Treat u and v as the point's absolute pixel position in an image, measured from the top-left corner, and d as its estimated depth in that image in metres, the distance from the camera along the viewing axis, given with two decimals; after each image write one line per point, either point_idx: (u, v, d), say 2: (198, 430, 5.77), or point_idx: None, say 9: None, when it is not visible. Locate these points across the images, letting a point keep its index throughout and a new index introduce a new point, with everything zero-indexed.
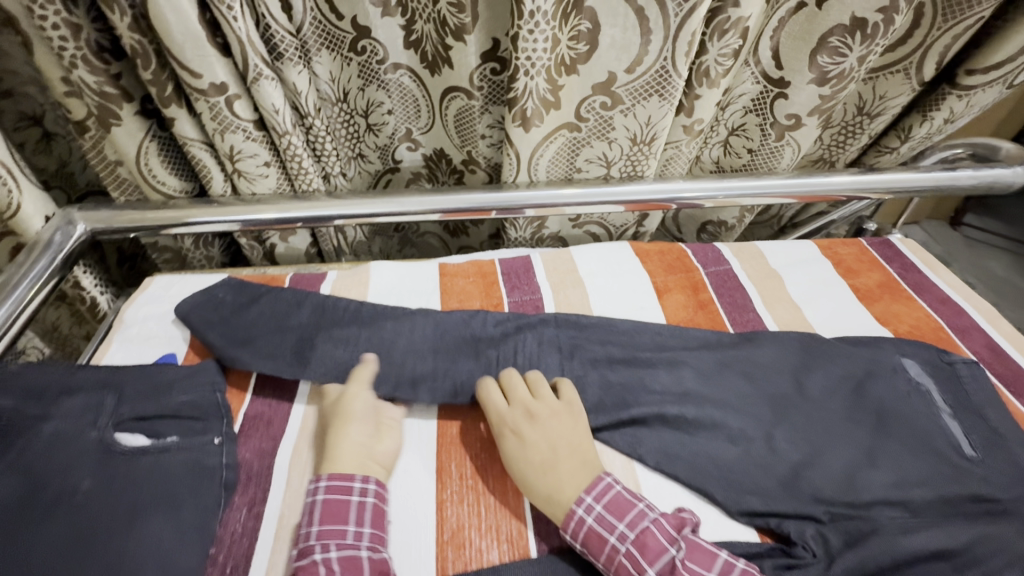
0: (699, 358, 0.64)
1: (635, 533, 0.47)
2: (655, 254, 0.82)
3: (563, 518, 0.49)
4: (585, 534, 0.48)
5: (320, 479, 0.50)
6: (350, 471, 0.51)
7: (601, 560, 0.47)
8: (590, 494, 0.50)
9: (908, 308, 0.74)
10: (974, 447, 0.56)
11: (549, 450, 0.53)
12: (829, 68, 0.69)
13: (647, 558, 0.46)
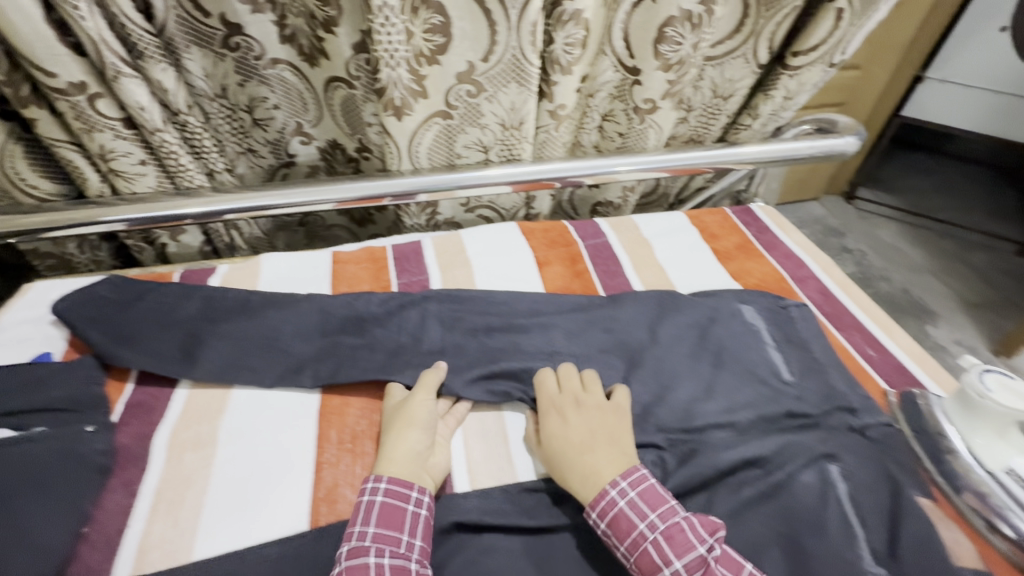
0: (568, 319, 0.71)
1: (666, 523, 0.48)
2: (539, 232, 0.88)
3: (592, 492, 0.51)
4: (614, 515, 0.49)
5: (380, 480, 0.51)
6: (408, 480, 0.52)
7: (625, 543, 0.48)
8: (624, 478, 0.51)
9: (758, 265, 0.84)
10: (791, 373, 0.65)
11: (592, 434, 0.56)
12: (668, 54, 0.78)
13: (675, 549, 0.46)
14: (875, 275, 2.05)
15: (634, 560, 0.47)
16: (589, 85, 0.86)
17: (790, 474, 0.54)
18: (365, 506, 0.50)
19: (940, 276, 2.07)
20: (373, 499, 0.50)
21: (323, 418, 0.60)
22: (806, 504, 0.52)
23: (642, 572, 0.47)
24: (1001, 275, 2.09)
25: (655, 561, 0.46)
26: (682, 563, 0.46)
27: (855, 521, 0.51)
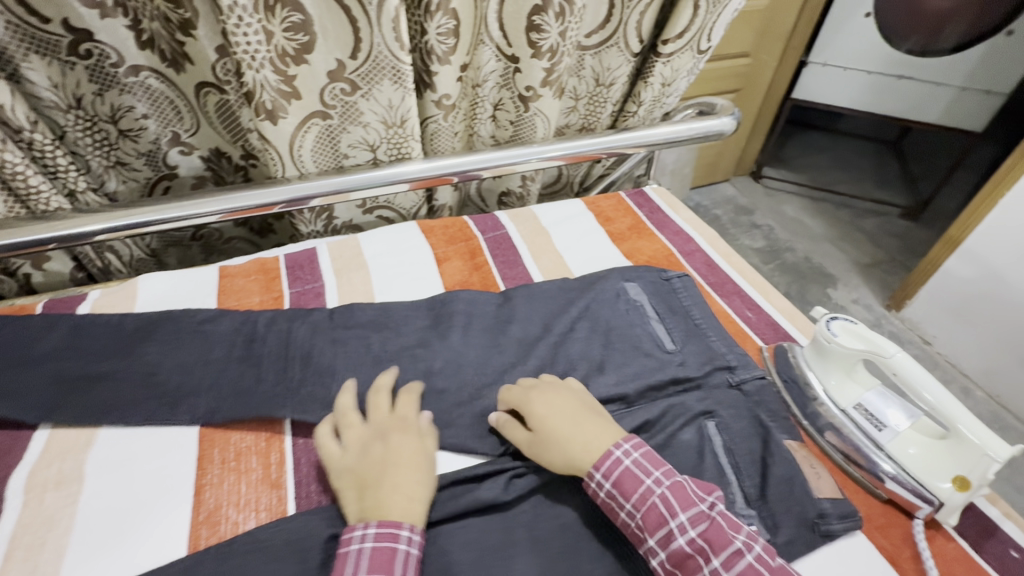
0: (465, 316, 0.72)
1: (670, 480, 0.51)
2: (439, 229, 0.88)
3: (599, 459, 0.53)
4: (620, 474, 0.51)
5: (369, 526, 0.48)
6: (397, 519, 0.49)
7: (632, 500, 0.50)
8: (627, 442, 0.54)
9: (649, 243, 0.89)
10: (675, 341, 0.69)
11: (576, 410, 0.57)
12: (539, 42, 0.80)
13: (680, 503, 0.49)
14: (782, 247, 2.21)
15: (641, 517, 0.49)
16: (473, 76, 0.87)
17: (671, 434, 0.58)
18: (404, 556, 0.47)
19: (838, 243, 2.25)
20: (410, 551, 0.48)
21: (205, 440, 0.58)
22: (685, 460, 0.56)
23: (647, 526, 0.49)
24: (889, 237, 2.29)
25: (661, 514, 0.49)
26: (686, 516, 0.48)
27: (728, 470, 0.55)
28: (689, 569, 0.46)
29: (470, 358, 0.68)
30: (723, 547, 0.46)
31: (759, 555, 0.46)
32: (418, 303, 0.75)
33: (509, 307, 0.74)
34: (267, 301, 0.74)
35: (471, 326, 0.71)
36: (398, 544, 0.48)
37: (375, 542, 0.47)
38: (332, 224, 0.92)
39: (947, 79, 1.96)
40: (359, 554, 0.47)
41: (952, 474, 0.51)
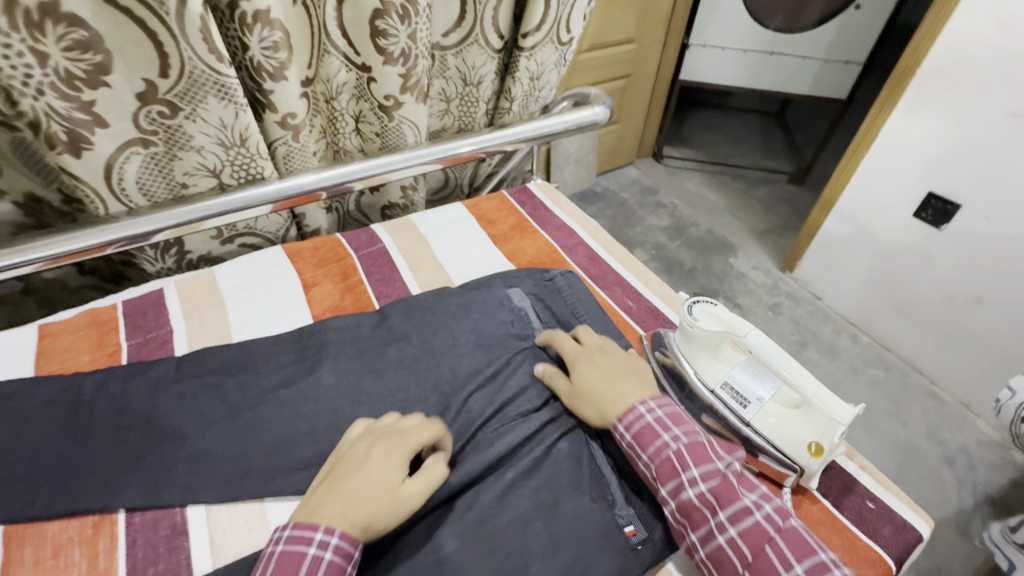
0: (338, 347, 0.67)
1: (689, 437, 0.53)
2: (307, 252, 0.82)
3: (623, 411, 0.55)
4: (641, 427, 0.54)
5: (285, 526, 0.46)
6: (316, 519, 0.46)
7: (648, 451, 0.52)
8: (655, 401, 0.56)
9: (532, 241, 0.87)
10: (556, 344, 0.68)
11: (618, 368, 0.60)
12: (388, 49, 0.75)
13: (694, 458, 0.51)
14: (687, 223, 2.31)
15: (656, 467, 0.52)
16: (325, 87, 0.81)
17: (551, 445, 0.57)
18: (312, 562, 0.44)
19: (736, 214, 2.38)
20: (322, 556, 0.44)
21: (15, 541, 0.49)
22: (566, 468, 0.55)
23: (662, 477, 0.51)
24: (780, 204, 2.46)
25: (674, 467, 0.51)
26: (700, 471, 0.50)
27: (609, 469, 0.56)
28: (695, 519, 0.49)
29: (342, 391, 0.62)
30: (731, 503, 0.49)
31: (765, 515, 0.48)
32: (283, 338, 0.68)
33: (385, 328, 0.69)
34: (99, 359, 0.64)
35: (344, 356, 0.66)
36: (306, 548, 0.44)
37: (285, 546, 0.44)
38: (184, 258, 0.82)
39: (811, 53, 2.11)
40: (268, 558, 0.44)
41: (808, 441, 0.53)
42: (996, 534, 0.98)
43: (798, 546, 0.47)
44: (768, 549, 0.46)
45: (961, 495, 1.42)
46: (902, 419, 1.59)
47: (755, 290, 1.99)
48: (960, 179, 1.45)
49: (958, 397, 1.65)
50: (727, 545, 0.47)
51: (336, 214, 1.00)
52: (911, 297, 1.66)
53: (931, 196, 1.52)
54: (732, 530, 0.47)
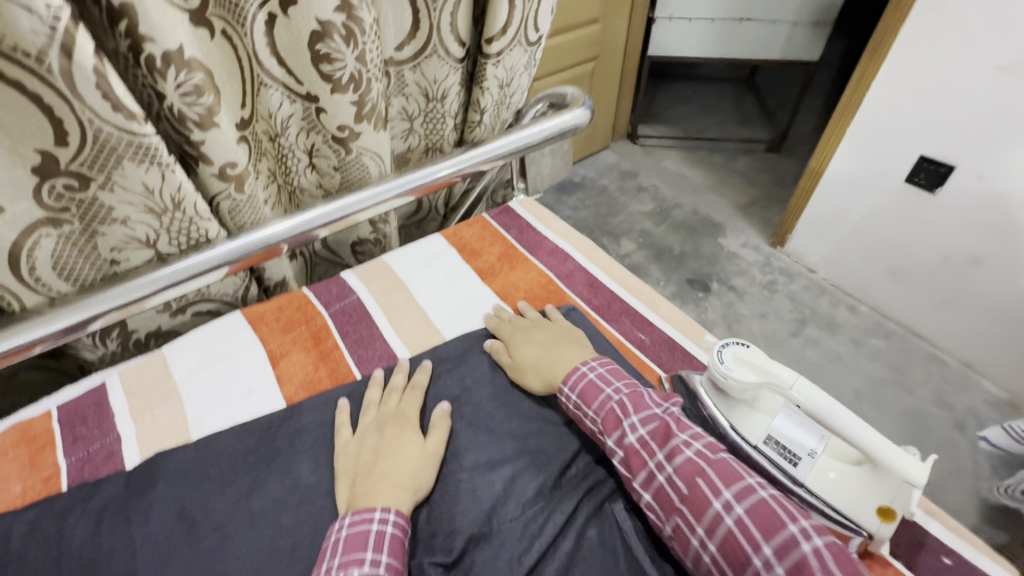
0: (319, 435, 0.58)
1: (629, 389, 0.55)
2: (272, 315, 0.72)
3: (567, 373, 0.58)
4: (584, 385, 0.56)
5: (343, 517, 0.49)
6: (369, 503, 0.49)
7: (594, 405, 0.54)
8: (595, 359, 0.59)
9: (522, 272, 0.78)
10: None
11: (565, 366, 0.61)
12: (334, 75, 0.65)
13: (633, 405, 0.52)
14: (671, 205, 2.23)
15: (601, 419, 0.53)
16: (268, 124, 0.70)
17: (580, 537, 0.50)
18: (378, 536, 0.47)
19: (719, 189, 2.32)
20: (385, 530, 0.47)
21: None
22: (598, 565, 0.48)
23: (607, 428, 0.53)
24: (762, 173, 2.40)
25: (617, 416, 0.52)
26: (639, 417, 0.51)
27: (647, 560, 0.49)
28: (636, 464, 0.49)
29: (328, 491, 0.54)
30: (666, 441, 0.49)
31: (699, 451, 0.48)
32: (250, 427, 0.59)
33: (370, 401, 0.60)
34: (31, 489, 0.55)
35: (327, 445, 0.57)
36: (370, 525, 0.47)
37: (349, 529, 0.47)
38: (131, 339, 0.72)
39: (779, 16, 2.04)
40: (336, 542, 0.47)
41: (876, 505, 0.47)
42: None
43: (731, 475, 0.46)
44: (699, 480, 0.45)
45: (976, 462, 1.40)
46: (909, 390, 1.55)
47: (747, 269, 1.94)
48: (950, 140, 1.40)
49: (961, 358, 1.62)
50: (665, 483, 0.47)
51: (300, 259, 0.90)
52: (906, 263, 1.62)
53: (922, 159, 1.47)
54: (668, 467, 0.47)
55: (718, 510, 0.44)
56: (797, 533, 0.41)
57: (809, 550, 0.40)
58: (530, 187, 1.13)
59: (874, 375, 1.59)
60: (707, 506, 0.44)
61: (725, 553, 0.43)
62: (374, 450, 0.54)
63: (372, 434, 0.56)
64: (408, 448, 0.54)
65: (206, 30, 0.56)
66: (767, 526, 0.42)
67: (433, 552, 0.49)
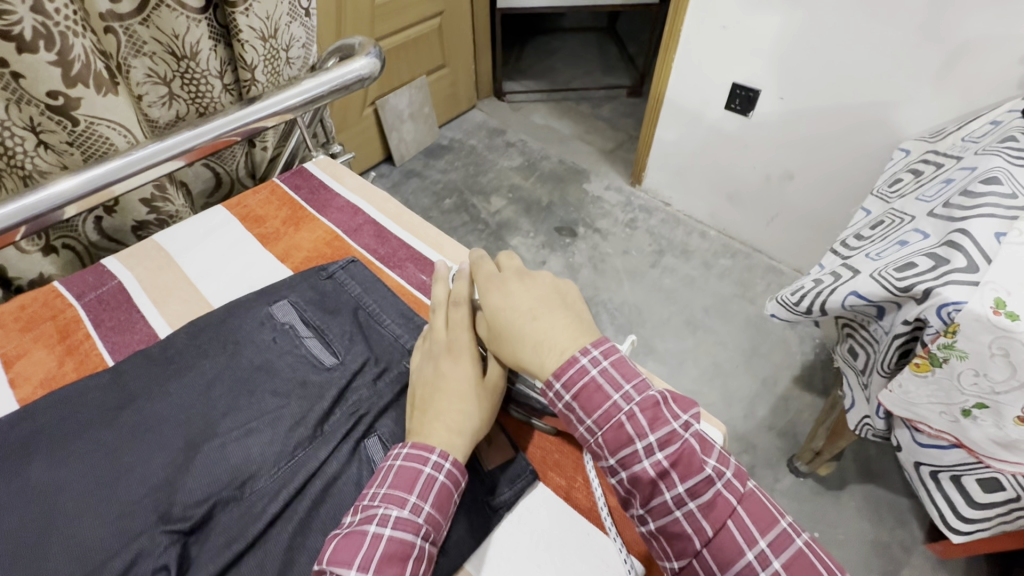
0: (51, 432, 0.53)
1: (641, 396, 0.46)
2: (10, 315, 0.64)
3: (561, 364, 0.47)
4: (585, 387, 0.46)
5: (402, 445, 0.48)
6: (429, 441, 0.48)
7: (597, 416, 0.46)
8: (596, 347, 0.47)
9: (309, 233, 0.76)
10: (335, 354, 0.60)
11: (545, 300, 0.51)
12: (13, 31, 0.56)
13: (650, 423, 0.44)
14: (539, 158, 2.27)
15: (603, 435, 0.46)
16: None
17: (330, 477, 0.51)
18: (428, 480, 0.46)
19: (584, 137, 2.38)
20: (437, 475, 0.46)
21: None
22: (348, 500, 0.50)
23: (611, 446, 0.45)
24: (624, 118, 2.49)
25: (626, 435, 0.45)
26: (656, 437, 0.44)
27: None
28: (647, 491, 0.44)
29: (63, 486, 0.49)
30: (689, 471, 0.43)
31: (728, 483, 0.44)
32: None
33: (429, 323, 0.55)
34: None
35: (64, 439, 0.52)
36: (424, 466, 0.46)
37: (405, 460, 0.46)
38: None
39: None
40: (388, 469, 0.47)
41: None
42: (844, 377, 1.02)
43: (766, 519, 0.43)
44: (730, 523, 0.43)
45: (805, 350, 1.58)
46: (751, 300, 1.73)
47: (611, 211, 2.03)
48: (755, 65, 1.52)
49: (793, 265, 1.82)
50: (685, 519, 0.43)
51: (66, 251, 0.80)
52: (738, 185, 1.78)
53: (734, 86, 1.59)
54: (690, 503, 0.43)
55: (753, 562, 0.42)
56: None
57: None
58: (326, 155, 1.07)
59: (722, 291, 1.75)
60: (740, 556, 0.42)
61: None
62: (431, 384, 0.51)
63: (428, 365, 0.53)
64: (459, 381, 0.50)
65: None
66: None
67: (169, 521, 0.47)
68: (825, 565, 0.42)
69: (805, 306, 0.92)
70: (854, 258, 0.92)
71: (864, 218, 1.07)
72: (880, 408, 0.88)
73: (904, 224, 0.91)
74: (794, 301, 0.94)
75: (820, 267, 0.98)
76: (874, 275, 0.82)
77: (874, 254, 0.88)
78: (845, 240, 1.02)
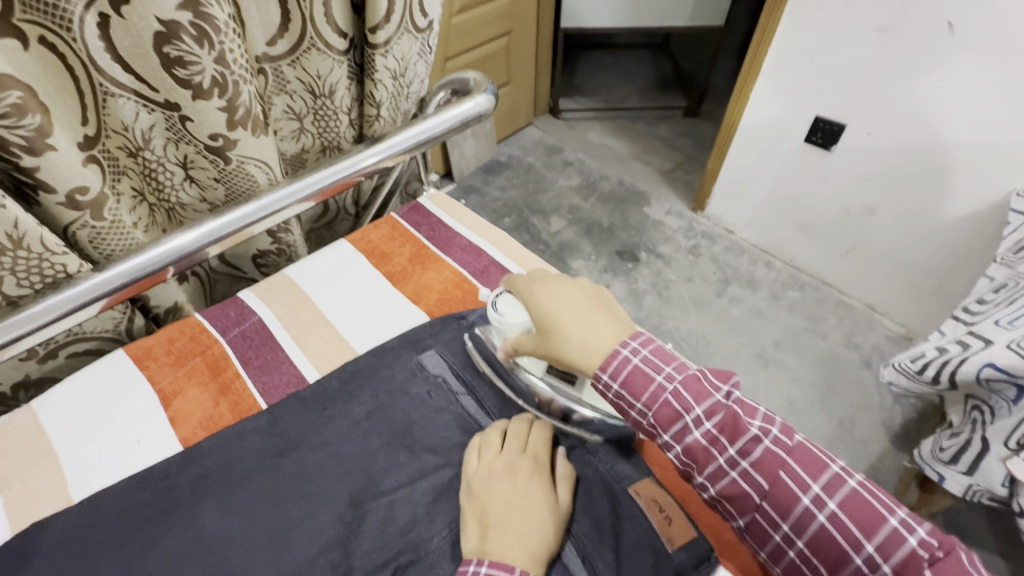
0: (221, 477, 0.54)
1: (682, 374, 0.48)
2: (161, 348, 0.65)
3: (605, 359, 0.49)
4: (630, 372, 0.48)
5: (480, 561, 0.45)
6: (509, 559, 0.46)
7: (645, 398, 0.48)
8: (634, 339, 0.50)
9: (436, 273, 0.77)
10: (489, 415, 0.62)
11: (583, 301, 0.53)
12: (193, 80, 0.57)
13: (693, 397, 0.47)
14: (597, 178, 2.25)
15: (654, 414, 0.47)
16: (124, 138, 0.62)
17: None
18: None
19: (642, 157, 2.36)
20: None
21: None
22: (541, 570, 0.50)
23: (662, 425, 0.47)
24: (681, 138, 2.46)
25: (675, 410, 0.47)
26: (703, 409, 0.46)
27: (578, 565, 0.49)
28: (703, 460, 0.46)
29: (234, 539, 0.50)
30: (738, 435, 0.45)
31: (776, 440, 0.45)
32: (143, 479, 0.54)
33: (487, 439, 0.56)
34: None
35: (230, 487, 0.53)
36: None
37: None
38: None
39: None
40: None
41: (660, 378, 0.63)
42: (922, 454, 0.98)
43: (817, 466, 0.45)
44: (783, 474, 0.44)
45: (882, 393, 1.52)
46: (822, 335, 1.66)
47: (673, 236, 1.99)
48: (841, 99, 1.46)
49: (866, 302, 1.73)
50: (742, 480, 0.45)
51: (194, 279, 0.82)
52: (811, 215, 1.71)
53: (818, 119, 1.53)
54: (744, 463, 0.45)
55: (809, 506, 0.43)
56: (899, 525, 0.41)
57: (916, 544, 0.40)
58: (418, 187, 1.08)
59: (791, 324, 1.69)
60: (796, 502, 0.44)
61: (816, 549, 0.43)
62: (505, 500, 0.51)
63: (494, 479, 0.52)
64: (531, 500, 0.50)
65: (17, 42, 0.48)
66: (866, 520, 0.42)
67: None
68: (877, 500, 0.43)
69: (930, 375, 0.87)
70: (980, 324, 0.88)
71: (989, 284, 1.04)
72: (1003, 474, 0.80)
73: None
74: (918, 370, 0.89)
75: (940, 333, 0.95)
76: (1010, 347, 0.76)
77: (1006, 322, 0.83)
78: (966, 305, 0.99)
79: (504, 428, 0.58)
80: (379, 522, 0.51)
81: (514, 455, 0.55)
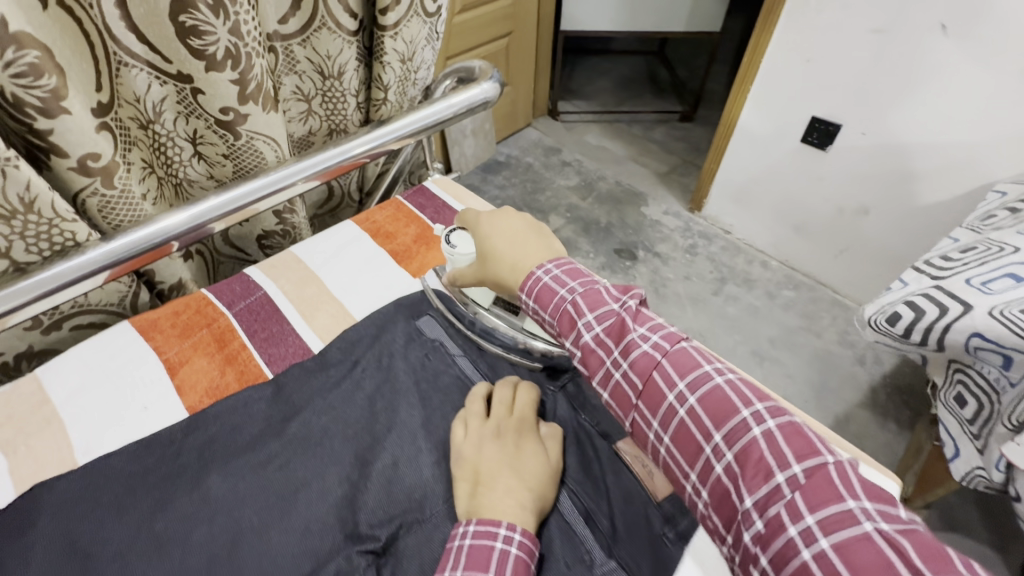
0: (226, 441, 0.54)
1: (585, 287, 0.49)
2: (166, 321, 0.65)
3: (523, 279, 0.51)
4: (540, 289, 0.50)
5: (469, 523, 0.46)
6: (497, 517, 0.46)
7: (550, 309, 0.49)
8: (552, 262, 0.51)
9: (440, 252, 0.78)
10: (482, 374, 0.63)
11: (518, 227, 0.55)
12: (206, 51, 0.58)
13: (588, 304, 0.47)
14: (595, 178, 2.26)
15: (556, 322, 0.49)
16: (135, 109, 0.62)
17: None
18: (504, 558, 0.43)
19: (639, 160, 2.38)
20: (510, 551, 0.44)
21: None
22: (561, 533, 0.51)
23: (563, 331, 0.49)
24: (678, 142, 2.48)
25: (571, 317, 0.48)
26: (594, 314, 0.47)
27: (580, 522, 0.51)
28: (593, 364, 0.47)
29: (242, 499, 0.50)
30: (622, 337, 0.46)
31: (657, 343, 0.45)
32: (149, 444, 0.54)
33: (474, 401, 0.57)
34: None
35: (237, 451, 0.53)
36: (497, 544, 0.44)
37: (476, 539, 0.44)
38: None
39: None
40: (461, 550, 0.44)
41: None
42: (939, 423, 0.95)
43: (689, 367, 0.44)
44: (655, 374, 0.44)
45: (875, 389, 1.54)
46: (817, 333, 1.68)
47: (670, 235, 2.00)
48: (837, 99, 1.48)
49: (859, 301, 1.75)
50: (623, 379, 0.45)
51: (198, 257, 0.83)
52: (806, 215, 1.72)
53: (813, 120, 1.55)
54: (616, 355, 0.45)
55: (673, 401, 0.43)
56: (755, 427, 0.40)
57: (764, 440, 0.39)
58: (421, 176, 1.08)
59: (787, 322, 1.71)
60: (661, 398, 0.43)
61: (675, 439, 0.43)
62: (500, 463, 0.50)
63: (486, 442, 0.53)
64: (529, 462, 0.51)
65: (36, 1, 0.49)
66: (720, 412, 0.41)
67: (360, 541, 0.48)
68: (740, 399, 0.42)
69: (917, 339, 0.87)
70: (950, 280, 0.88)
71: (953, 245, 1.04)
72: (1000, 458, 0.80)
73: (1004, 254, 0.88)
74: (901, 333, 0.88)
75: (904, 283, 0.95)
76: (991, 314, 0.78)
77: (977, 283, 0.84)
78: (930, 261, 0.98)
79: (486, 393, 0.58)
80: (384, 484, 0.51)
81: (503, 419, 0.55)
